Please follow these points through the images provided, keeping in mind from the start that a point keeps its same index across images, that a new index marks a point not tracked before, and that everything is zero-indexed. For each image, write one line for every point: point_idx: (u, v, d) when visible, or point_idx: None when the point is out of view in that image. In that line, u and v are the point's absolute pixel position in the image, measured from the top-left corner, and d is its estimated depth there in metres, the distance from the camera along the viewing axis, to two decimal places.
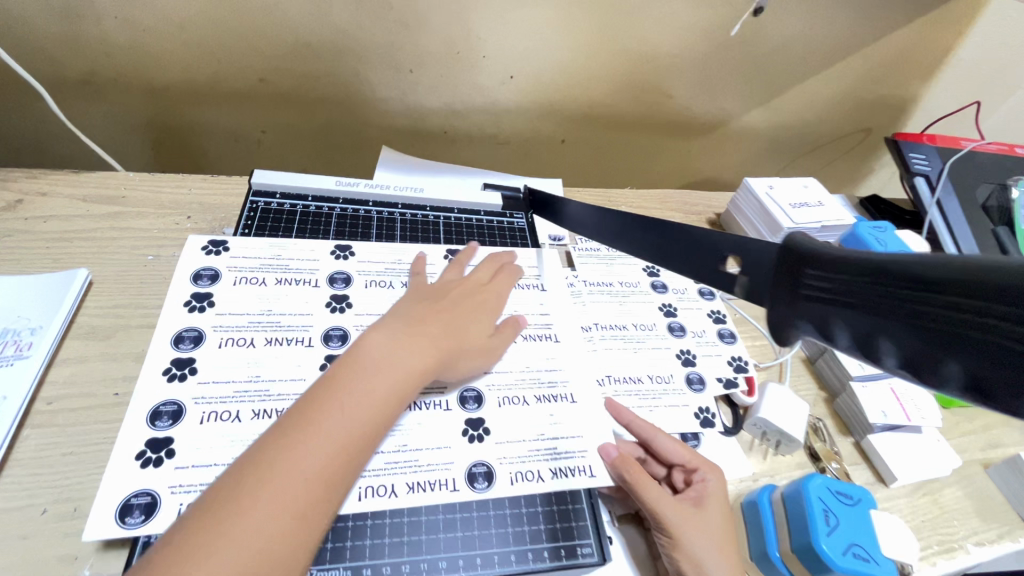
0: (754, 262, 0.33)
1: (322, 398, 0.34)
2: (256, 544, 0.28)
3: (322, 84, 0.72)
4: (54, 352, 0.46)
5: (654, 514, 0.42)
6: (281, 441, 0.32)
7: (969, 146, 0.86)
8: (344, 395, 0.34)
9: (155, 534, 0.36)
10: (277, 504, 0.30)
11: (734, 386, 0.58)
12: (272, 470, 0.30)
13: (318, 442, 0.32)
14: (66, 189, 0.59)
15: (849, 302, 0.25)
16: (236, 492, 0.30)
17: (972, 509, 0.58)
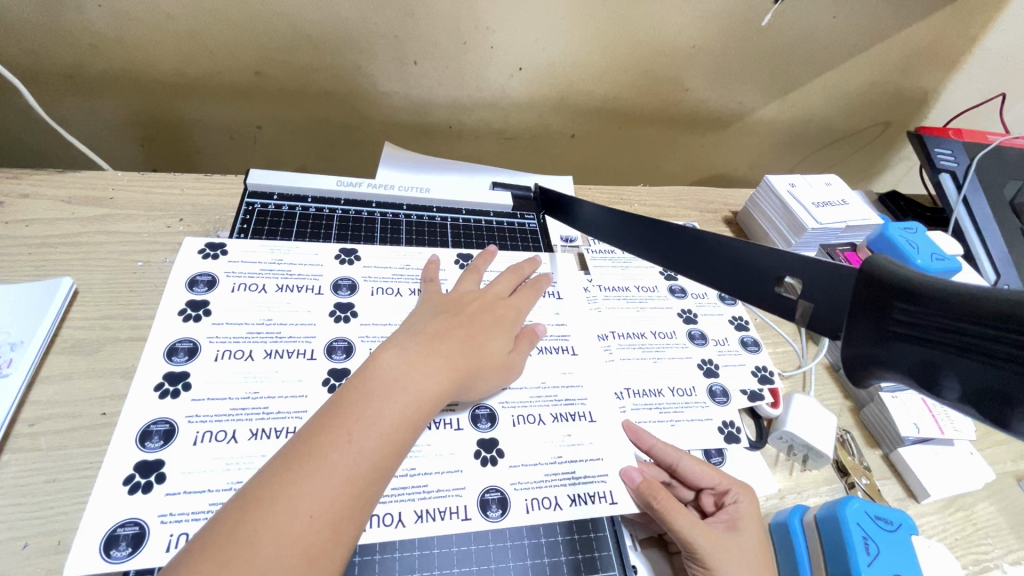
0: (823, 289, 0.32)
1: (329, 426, 0.31)
2: None
3: (321, 77, 0.68)
4: (36, 369, 0.43)
5: (685, 542, 0.39)
6: (284, 473, 0.29)
7: (997, 140, 0.83)
8: (355, 423, 0.31)
9: (143, 568, 0.33)
10: (278, 550, 0.26)
11: (759, 398, 0.55)
12: (274, 508, 0.27)
13: (326, 477, 0.29)
14: (49, 191, 0.55)
15: (969, 356, 0.23)
16: (234, 532, 0.27)
17: (1006, 524, 0.55)
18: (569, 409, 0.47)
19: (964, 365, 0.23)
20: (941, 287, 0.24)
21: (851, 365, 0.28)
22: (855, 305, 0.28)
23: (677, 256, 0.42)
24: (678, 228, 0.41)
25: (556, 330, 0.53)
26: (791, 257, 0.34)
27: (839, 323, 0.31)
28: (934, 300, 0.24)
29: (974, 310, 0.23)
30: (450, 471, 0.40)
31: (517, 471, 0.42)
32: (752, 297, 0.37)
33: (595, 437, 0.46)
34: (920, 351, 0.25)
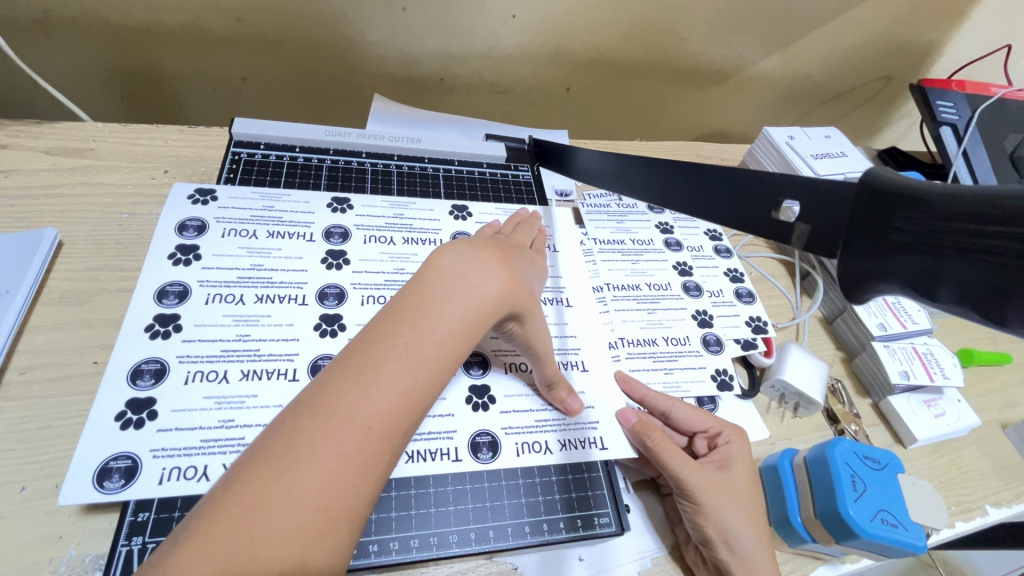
0: (821, 208, 0.30)
1: (384, 335, 0.27)
2: (319, 503, 0.23)
3: (305, 24, 0.66)
4: (25, 319, 0.43)
5: (676, 480, 0.40)
6: (340, 381, 0.26)
7: (1000, 92, 0.81)
8: (410, 332, 0.28)
9: (138, 499, 0.33)
10: (337, 464, 0.23)
11: (752, 347, 0.55)
12: (332, 416, 0.24)
13: (377, 397, 0.25)
14: (27, 141, 0.54)
15: (969, 256, 0.22)
16: (290, 441, 0.23)
17: (989, 469, 0.57)
18: (563, 357, 0.47)
19: (961, 265, 0.22)
20: (943, 188, 0.23)
21: (849, 284, 0.27)
22: (856, 221, 0.27)
23: (673, 198, 0.41)
24: (676, 166, 0.41)
25: (551, 281, 0.53)
26: (788, 182, 0.32)
27: (835, 243, 0.29)
28: (930, 202, 0.23)
29: (977, 207, 0.22)
30: (441, 414, 0.41)
31: (510, 416, 0.42)
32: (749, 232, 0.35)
33: (589, 386, 0.46)
34: (918, 259, 0.23)
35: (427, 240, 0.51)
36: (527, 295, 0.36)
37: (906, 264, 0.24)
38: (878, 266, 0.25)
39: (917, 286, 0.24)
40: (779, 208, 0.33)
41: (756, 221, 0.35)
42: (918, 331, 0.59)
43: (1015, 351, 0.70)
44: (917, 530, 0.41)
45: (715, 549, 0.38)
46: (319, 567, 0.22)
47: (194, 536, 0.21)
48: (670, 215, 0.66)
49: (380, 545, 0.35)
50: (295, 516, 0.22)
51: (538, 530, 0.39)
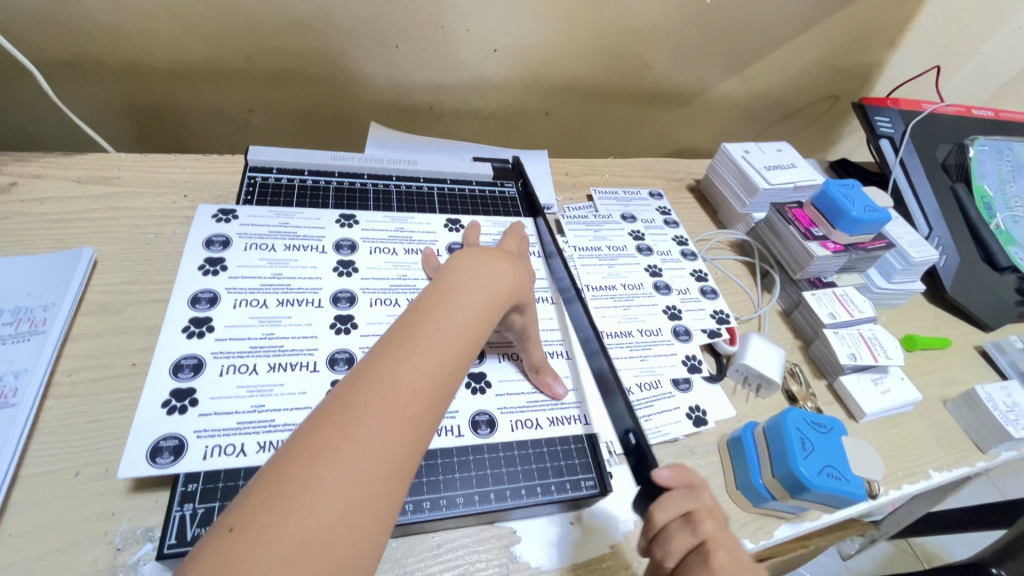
0: None
1: (417, 322, 0.33)
2: (377, 451, 0.27)
3: (308, 61, 0.73)
4: (68, 328, 0.48)
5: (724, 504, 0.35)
6: (387, 356, 0.31)
7: (929, 108, 0.92)
8: (439, 320, 0.34)
9: (185, 472, 0.38)
10: (390, 421, 0.28)
11: (717, 336, 0.62)
12: (382, 382, 0.30)
13: (417, 367, 0.31)
14: (58, 172, 0.59)
15: None
16: (351, 402, 0.28)
17: (932, 437, 0.64)
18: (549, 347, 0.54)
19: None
20: None
21: None
22: None
23: None
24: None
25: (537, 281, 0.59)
26: None
27: None
28: None
29: None
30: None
31: (504, 397, 0.49)
32: None
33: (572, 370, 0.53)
34: None
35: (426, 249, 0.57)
36: (527, 292, 0.42)
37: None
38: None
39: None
40: None
41: None
42: (863, 317, 0.67)
43: (954, 336, 0.78)
44: (857, 480, 0.47)
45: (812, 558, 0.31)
46: (379, 507, 0.26)
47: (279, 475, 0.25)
48: (642, 224, 0.74)
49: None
50: (360, 460, 0.26)
51: (532, 492, 0.44)
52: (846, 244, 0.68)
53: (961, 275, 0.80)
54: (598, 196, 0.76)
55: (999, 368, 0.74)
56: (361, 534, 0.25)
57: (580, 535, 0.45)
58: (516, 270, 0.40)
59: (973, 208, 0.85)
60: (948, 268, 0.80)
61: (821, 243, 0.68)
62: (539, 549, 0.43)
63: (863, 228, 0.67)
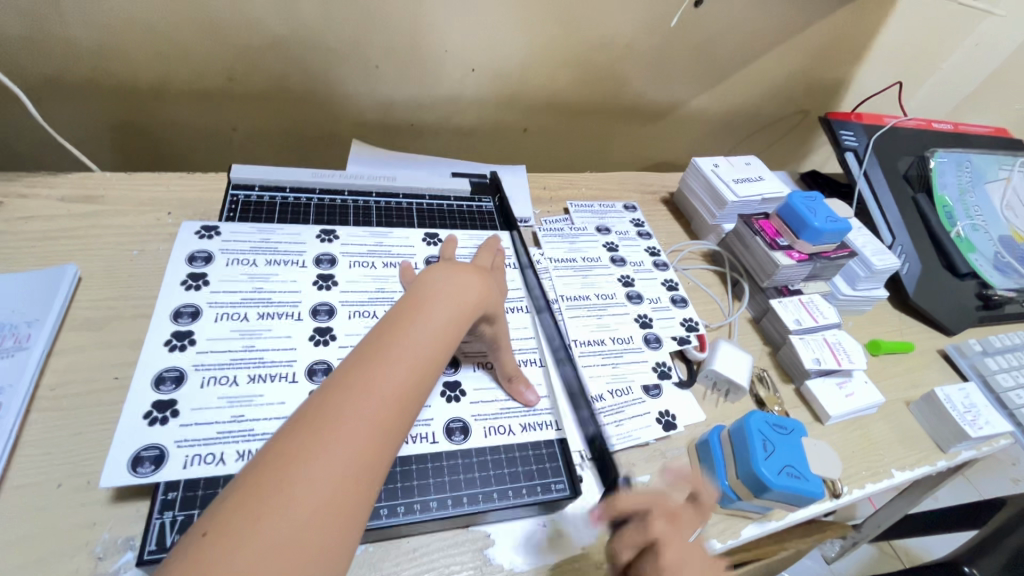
0: None
1: (390, 333, 0.35)
2: (350, 453, 0.29)
3: (292, 82, 0.75)
4: (52, 343, 0.49)
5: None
6: (359, 364, 0.33)
7: (891, 123, 0.96)
8: (410, 330, 0.36)
9: (166, 481, 0.39)
10: (363, 425, 0.30)
11: (687, 343, 0.65)
12: (355, 388, 0.32)
13: (389, 374, 0.33)
14: (44, 191, 0.60)
15: None
16: (325, 409, 0.30)
17: (895, 438, 0.66)
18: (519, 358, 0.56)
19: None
20: None
21: None
22: None
23: None
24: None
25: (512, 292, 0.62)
26: None
27: None
28: None
29: None
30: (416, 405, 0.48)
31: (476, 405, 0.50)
32: None
33: (545, 378, 0.55)
34: None
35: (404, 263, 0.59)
36: (496, 302, 0.45)
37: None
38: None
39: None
40: None
41: None
42: (828, 324, 0.70)
43: (917, 340, 0.81)
44: (816, 479, 0.50)
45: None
46: (349, 508, 0.28)
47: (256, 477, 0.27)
48: (616, 236, 0.76)
49: (372, 511, 0.42)
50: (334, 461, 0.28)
51: (504, 495, 0.46)
52: (809, 253, 0.72)
53: (923, 281, 0.84)
54: (574, 209, 0.78)
55: (961, 370, 0.77)
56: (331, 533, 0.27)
57: (552, 538, 0.46)
58: (485, 282, 0.43)
59: (934, 217, 0.88)
60: (910, 275, 0.84)
61: (786, 253, 0.71)
62: (512, 552, 0.45)
63: (825, 238, 0.70)
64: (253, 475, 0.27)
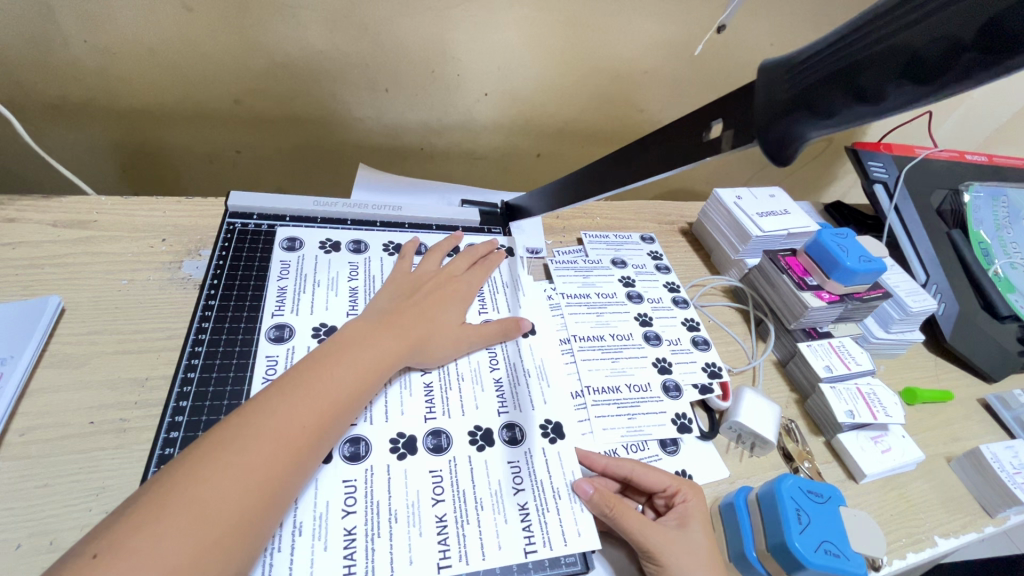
0: (738, 109, 0.31)
1: (317, 363, 0.40)
2: (250, 470, 0.33)
3: (298, 104, 0.73)
4: (25, 383, 0.46)
5: (644, 546, 0.42)
6: (283, 389, 0.37)
7: (922, 154, 0.92)
8: (335, 368, 0.40)
9: None
10: (264, 447, 0.34)
11: (710, 391, 0.60)
12: (272, 410, 0.36)
13: (302, 402, 0.37)
14: (33, 216, 0.58)
15: (904, 57, 0.24)
16: (236, 427, 0.35)
17: (937, 500, 0.61)
18: (569, 441, 0.49)
19: (878, 70, 0.25)
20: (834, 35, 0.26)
21: (785, 141, 0.29)
22: (767, 93, 0.29)
23: (621, 175, 0.43)
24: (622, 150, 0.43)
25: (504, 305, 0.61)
26: (709, 105, 0.33)
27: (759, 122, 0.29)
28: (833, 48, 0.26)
29: (893, 18, 0.24)
30: (428, 431, 0.46)
31: (488, 463, 0.46)
32: (689, 159, 0.35)
33: (550, 399, 0.52)
34: (849, 84, 0.26)
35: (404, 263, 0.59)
36: (428, 340, 0.49)
37: (835, 103, 0.26)
38: (796, 109, 0.28)
39: (864, 103, 0.26)
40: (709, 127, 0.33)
41: (692, 142, 0.34)
42: (860, 371, 0.65)
43: (955, 388, 0.76)
44: (857, 558, 0.44)
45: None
46: (251, 506, 0.32)
47: (165, 482, 0.31)
48: (632, 270, 0.72)
49: None
50: (233, 477, 0.32)
51: (507, 569, 0.41)
52: (841, 293, 0.67)
53: (960, 324, 0.78)
54: (588, 240, 0.74)
55: (1004, 424, 0.72)
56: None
57: None
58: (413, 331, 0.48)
59: (971, 256, 0.83)
60: (947, 317, 0.78)
61: (815, 293, 0.66)
62: None
63: (859, 278, 0.65)
64: (157, 485, 0.31)
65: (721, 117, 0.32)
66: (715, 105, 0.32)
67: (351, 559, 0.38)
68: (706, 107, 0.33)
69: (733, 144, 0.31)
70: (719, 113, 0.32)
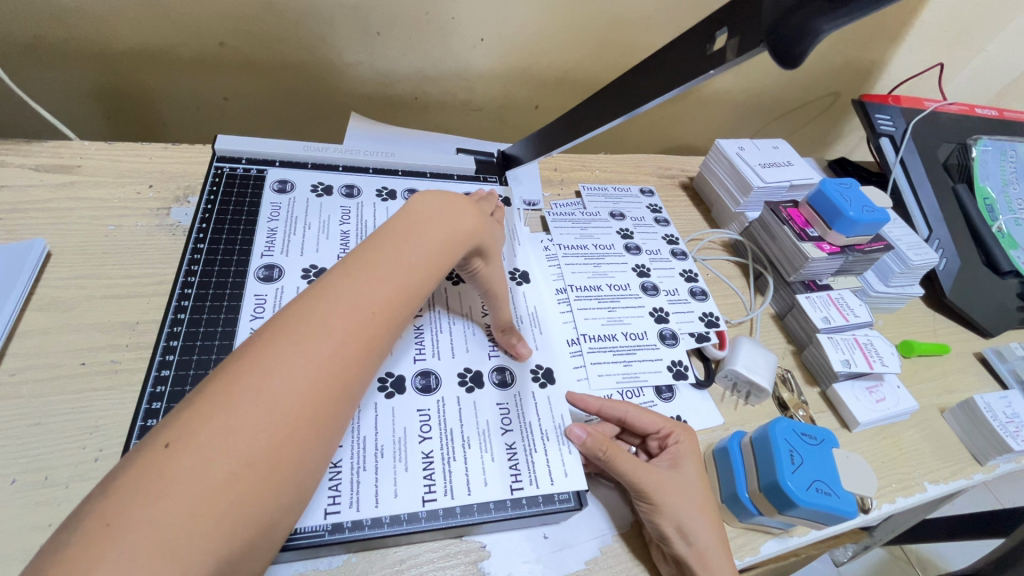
0: (744, 15, 0.30)
1: (383, 247, 0.36)
2: (322, 356, 0.30)
3: (286, 49, 0.70)
4: (14, 324, 0.45)
5: (635, 486, 0.43)
6: (347, 274, 0.34)
7: (932, 106, 0.89)
8: (399, 251, 0.36)
9: None
10: (335, 333, 0.31)
11: (706, 340, 0.60)
12: (338, 296, 0.32)
13: (370, 287, 0.34)
14: (16, 159, 0.56)
15: None
16: (303, 311, 0.31)
17: (929, 449, 0.61)
18: (560, 386, 0.49)
19: None
20: None
21: (791, 35, 0.27)
22: None
23: (623, 107, 0.41)
24: (623, 79, 0.41)
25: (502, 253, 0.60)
26: (718, 11, 0.32)
27: (768, 19, 0.28)
28: None
29: None
30: (416, 371, 0.46)
31: (477, 404, 0.46)
32: (693, 74, 0.34)
33: (542, 344, 0.52)
34: None
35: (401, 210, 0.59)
36: (490, 237, 0.45)
37: None
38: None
39: None
40: (714, 39, 0.32)
41: (695, 56, 0.34)
42: (859, 323, 0.64)
43: (951, 342, 0.75)
44: (847, 496, 0.45)
45: (673, 544, 0.41)
46: (328, 394, 0.30)
47: (235, 366, 0.28)
48: (631, 222, 0.71)
49: (336, 523, 0.37)
50: (304, 363, 0.29)
51: (500, 506, 0.41)
52: (842, 245, 0.66)
53: (961, 279, 0.78)
54: (586, 192, 0.73)
55: (999, 376, 0.72)
56: (264, 490, 0.26)
57: (553, 551, 0.42)
58: (477, 218, 0.43)
59: (975, 210, 0.82)
60: (948, 272, 0.77)
61: (816, 244, 0.65)
62: (509, 564, 0.41)
63: (861, 229, 0.64)
64: (228, 371, 0.28)
65: (728, 25, 0.31)
66: (722, 14, 0.31)
67: (337, 490, 0.38)
68: (714, 14, 0.32)
69: (738, 53, 0.30)
70: (725, 22, 0.31)
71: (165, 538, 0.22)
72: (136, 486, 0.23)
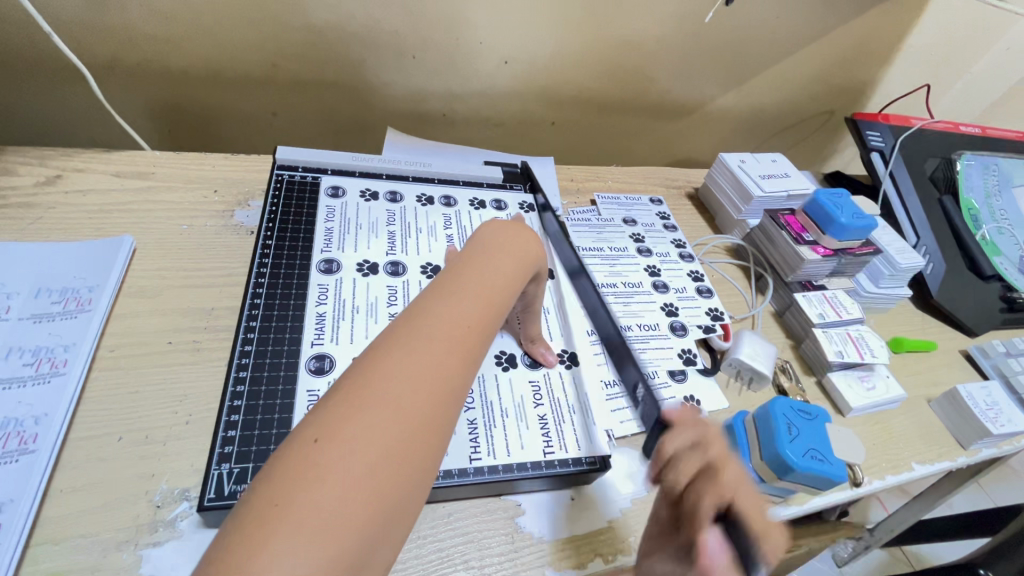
0: None
1: (464, 269, 0.38)
2: (434, 362, 0.30)
3: (331, 70, 0.78)
4: (110, 308, 0.52)
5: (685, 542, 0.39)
6: (442, 291, 0.35)
7: (918, 124, 0.97)
8: (481, 272, 0.38)
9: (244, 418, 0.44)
10: (441, 341, 0.31)
11: (712, 332, 0.66)
12: (440, 310, 0.33)
13: (463, 303, 0.34)
14: (98, 166, 0.64)
15: None
16: (411, 323, 0.32)
17: (916, 433, 0.67)
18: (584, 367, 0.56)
19: None
20: None
21: None
22: None
23: None
24: None
25: None
26: None
27: None
28: None
29: None
30: None
31: (512, 381, 0.52)
32: None
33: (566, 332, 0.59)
34: None
35: (439, 214, 0.66)
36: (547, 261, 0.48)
37: None
38: None
39: None
40: None
41: None
42: (851, 319, 0.71)
43: (938, 340, 0.82)
44: (839, 463, 0.51)
45: None
46: (443, 400, 0.29)
47: (360, 371, 0.29)
48: (643, 228, 0.78)
49: None
50: (418, 367, 0.29)
51: (536, 465, 0.47)
52: (835, 248, 0.73)
53: (946, 282, 0.84)
54: (601, 201, 0.80)
55: (983, 371, 0.78)
56: (397, 486, 0.26)
57: (580, 509, 0.48)
58: (538, 245, 0.45)
59: (959, 219, 0.88)
60: (934, 275, 0.84)
61: (811, 247, 0.72)
62: (543, 521, 0.47)
63: (851, 234, 0.71)
64: (353, 375, 0.29)
65: None
66: None
67: None
68: None
69: None
70: None
71: (320, 527, 0.23)
72: (289, 476, 0.24)
